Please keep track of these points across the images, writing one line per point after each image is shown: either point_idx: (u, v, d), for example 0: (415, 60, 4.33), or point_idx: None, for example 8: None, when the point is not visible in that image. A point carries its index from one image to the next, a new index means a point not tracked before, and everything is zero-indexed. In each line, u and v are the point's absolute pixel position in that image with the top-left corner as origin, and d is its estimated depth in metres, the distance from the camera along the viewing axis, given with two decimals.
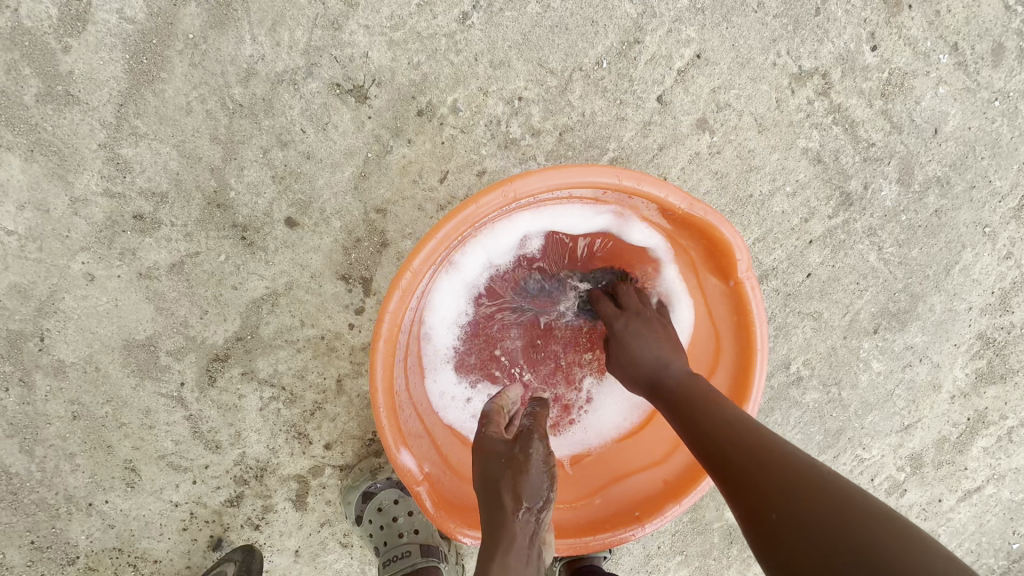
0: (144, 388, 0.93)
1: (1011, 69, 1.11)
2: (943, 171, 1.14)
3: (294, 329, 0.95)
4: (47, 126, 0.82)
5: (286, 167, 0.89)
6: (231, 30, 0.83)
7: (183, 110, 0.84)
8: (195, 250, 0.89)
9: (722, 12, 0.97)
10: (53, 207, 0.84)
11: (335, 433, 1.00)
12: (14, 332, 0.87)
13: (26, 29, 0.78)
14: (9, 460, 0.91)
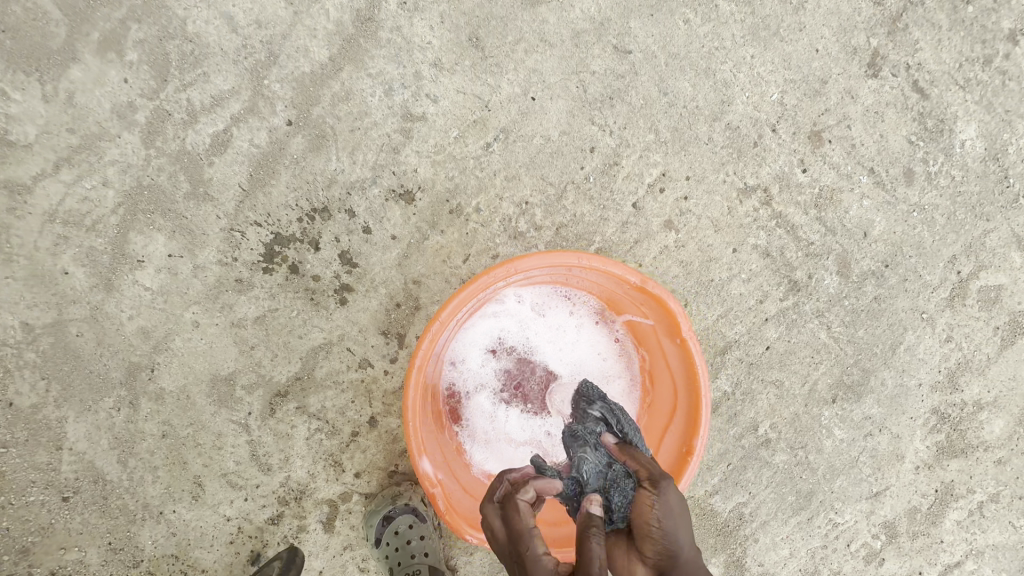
0: (219, 415, 1.17)
1: (922, 187, 1.39)
2: (877, 266, 1.38)
3: (342, 372, 1.19)
4: (187, 214, 1.14)
5: (350, 248, 1.19)
6: (323, 153, 1.18)
7: (282, 206, 1.17)
8: (276, 307, 1.17)
9: (681, 143, 1.29)
10: (180, 271, 1.14)
11: (364, 463, 1.20)
12: (133, 363, 1.14)
13: (187, 150, 1.14)
14: (107, 468, 1.13)
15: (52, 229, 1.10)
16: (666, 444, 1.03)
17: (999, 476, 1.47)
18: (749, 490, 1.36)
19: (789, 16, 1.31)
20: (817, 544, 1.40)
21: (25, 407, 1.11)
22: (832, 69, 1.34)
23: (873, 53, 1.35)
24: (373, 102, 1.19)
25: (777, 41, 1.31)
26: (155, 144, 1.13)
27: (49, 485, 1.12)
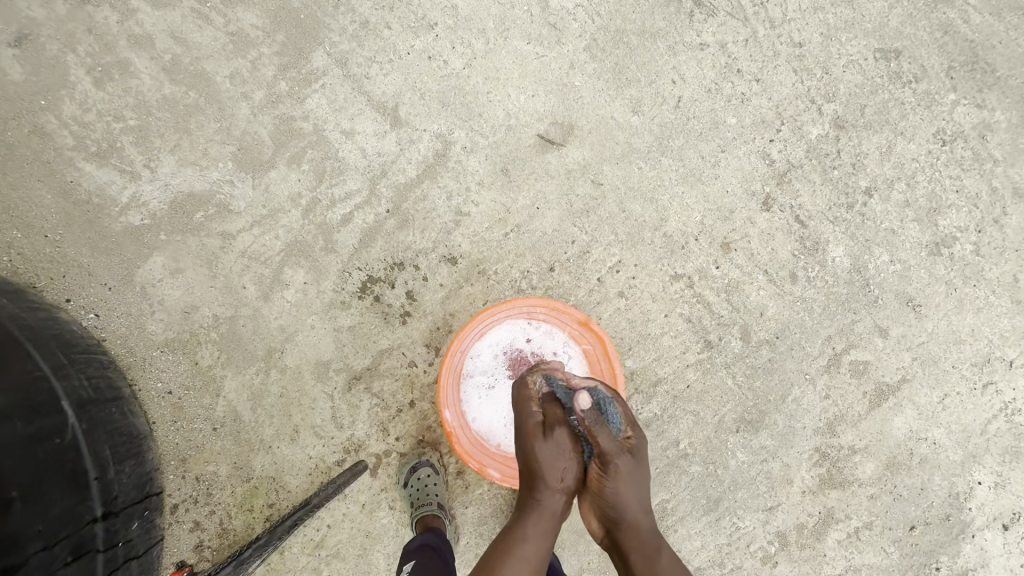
0: (317, 386, 1.81)
1: (803, 286, 2.02)
2: (770, 337, 1.98)
3: (397, 367, 1.84)
4: (318, 258, 1.86)
5: (413, 288, 1.88)
6: (404, 228, 1.90)
7: (376, 258, 1.88)
8: (362, 320, 1.85)
9: (633, 242, 1.97)
10: (309, 292, 1.85)
11: (403, 430, 1.81)
12: (270, 346, 1.81)
13: (325, 220, 1.88)
14: (244, 412, 1.78)
15: (241, 261, 1.84)
16: None
17: (871, 508, 1.94)
18: (671, 489, 1.88)
19: (708, 169, 2.04)
20: (723, 540, 1.88)
21: (204, 367, 1.78)
22: (738, 204, 2.03)
23: (767, 196, 2.05)
24: (439, 201, 1.93)
25: (700, 184, 2.03)
26: (308, 216, 1.88)
27: (208, 419, 1.76)
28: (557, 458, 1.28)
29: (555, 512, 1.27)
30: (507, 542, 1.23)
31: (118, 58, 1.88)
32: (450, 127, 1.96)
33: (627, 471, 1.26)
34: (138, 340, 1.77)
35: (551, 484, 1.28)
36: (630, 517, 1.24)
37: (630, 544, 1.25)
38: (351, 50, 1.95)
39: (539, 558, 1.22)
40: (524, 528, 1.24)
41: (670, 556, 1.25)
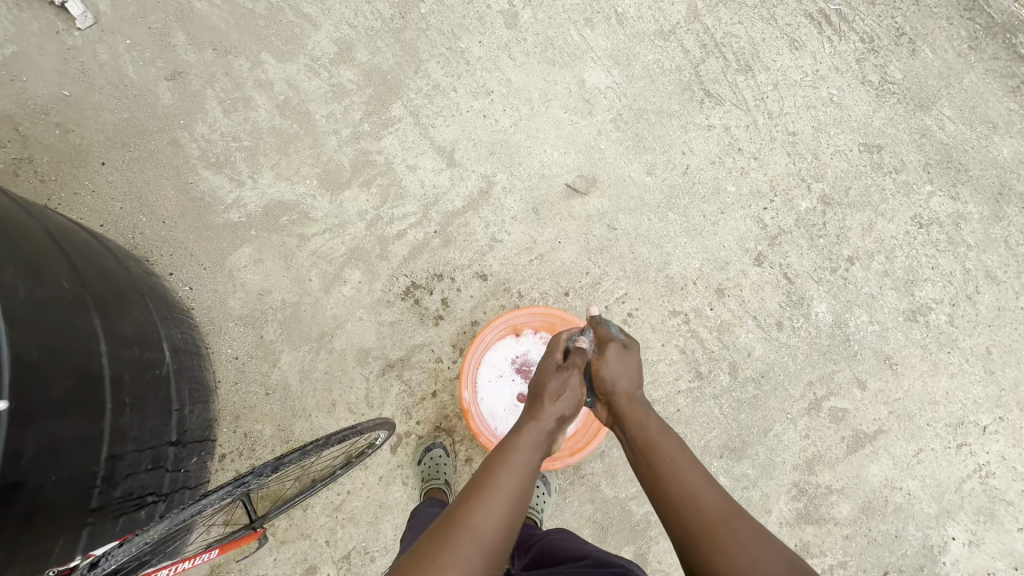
0: (356, 369, 2.12)
1: (789, 333, 2.28)
2: (756, 375, 2.23)
3: (426, 361, 2.14)
4: (373, 263, 2.24)
5: (448, 296, 2.22)
6: (447, 246, 2.28)
7: (420, 268, 2.25)
8: (402, 318, 2.18)
9: (639, 279, 2.30)
10: (361, 289, 2.21)
11: (424, 416, 2.08)
12: (323, 330, 2.15)
13: (383, 233, 2.28)
14: (293, 383, 2.10)
15: (311, 258, 2.23)
16: (593, 428, 1.95)
17: (846, 548, 2.12)
18: None
19: (708, 226, 2.39)
20: None
21: (267, 341, 2.13)
22: (733, 257, 2.35)
23: (759, 253, 2.37)
24: (479, 227, 2.31)
25: (701, 237, 2.37)
26: (370, 228, 2.28)
27: (263, 384, 2.10)
28: (563, 386, 1.41)
29: (549, 429, 1.34)
30: (501, 456, 1.28)
31: (243, 94, 2.40)
32: (494, 171, 2.38)
33: (621, 356, 1.47)
34: (219, 313, 2.15)
35: (554, 408, 1.38)
36: (620, 387, 1.42)
37: (624, 415, 1.39)
38: (423, 105, 2.44)
39: (532, 467, 1.27)
40: (519, 442, 1.30)
41: (660, 419, 1.37)
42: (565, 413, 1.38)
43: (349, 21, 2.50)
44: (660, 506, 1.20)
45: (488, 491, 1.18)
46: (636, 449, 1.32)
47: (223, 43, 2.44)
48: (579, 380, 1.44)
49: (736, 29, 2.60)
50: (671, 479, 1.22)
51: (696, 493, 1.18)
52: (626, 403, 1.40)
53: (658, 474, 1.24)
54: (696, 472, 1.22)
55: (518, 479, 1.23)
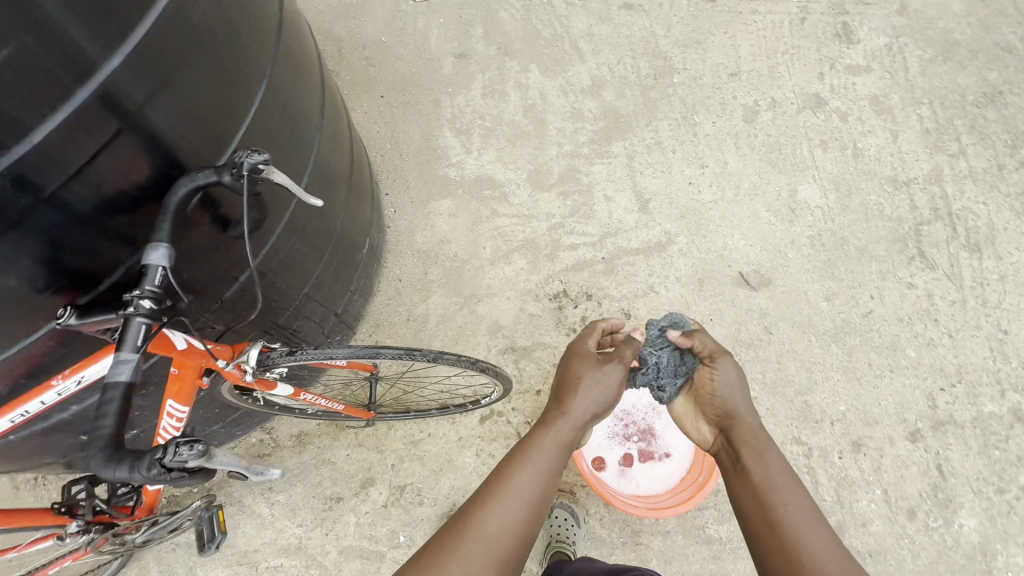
0: (485, 338, 2.31)
1: (920, 527, 2.02)
2: (862, 549, 2.00)
3: (545, 360, 2.26)
4: (539, 259, 2.44)
5: (589, 317, 2.34)
6: (608, 274, 2.41)
7: (575, 282, 2.40)
8: (543, 315, 2.34)
9: (775, 390, 2.21)
10: (520, 275, 2.41)
11: (520, 406, 2.18)
12: (475, 293, 2.38)
13: (560, 239, 2.49)
14: (431, 323, 2.34)
15: (493, 231, 2.50)
16: (677, 499, 1.91)
17: None
18: None
19: (870, 376, 2.24)
20: None
21: (428, 279, 2.41)
22: (885, 419, 2.17)
23: (916, 429, 2.15)
24: (643, 271, 2.42)
25: (857, 383, 2.23)
26: (551, 229, 2.51)
27: (408, 310, 2.36)
28: (598, 384, 1.34)
29: (576, 427, 1.29)
30: (523, 453, 1.22)
31: (503, 88, 2.84)
32: (678, 231, 2.50)
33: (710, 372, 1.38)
34: (404, 240, 2.48)
35: (586, 404, 1.31)
36: (739, 412, 1.34)
37: (745, 451, 1.25)
38: (640, 153, 2.68)
39: (551, 472, 1.21)
40: (543, 440, 1.25)
41: (779, 456, 1.23)
42: (599, 412, 1.32)
43: (610, 66, 2.91)
44: (770, 563, 1.09)
45: (513, 483, 1.16)
46: (750, 481, 1.20)
47: (507, 47, 2.94)
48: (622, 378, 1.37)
49: (978, 207, 2.49)
50: (786, 532, 1.10)
51: (818, 559, 1.05)
52: (740, 432, 1.31)
53: (772, 521, 1.12)
54: (816, 529, 1.10)
55: (534, 481, 1.18)
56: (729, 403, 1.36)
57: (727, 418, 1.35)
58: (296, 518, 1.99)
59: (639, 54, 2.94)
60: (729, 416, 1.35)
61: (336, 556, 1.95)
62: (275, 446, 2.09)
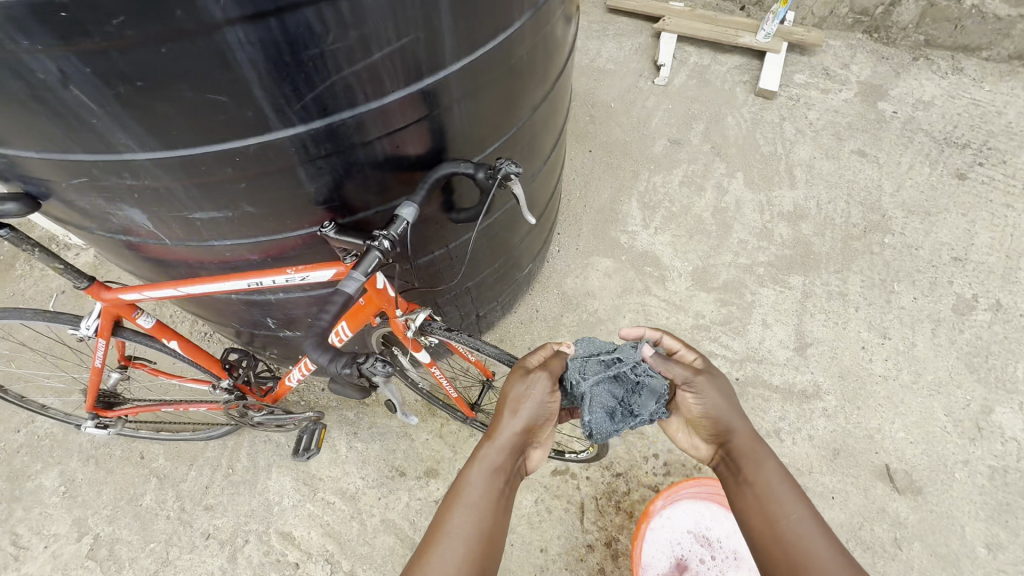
0: None
1: None
2: None
3: (637, 447, 2.17)
4: None
5: None
6: (735, 396, 2.28)
7: None
8: None
9: None
10: None
11: (595, 478, 2.11)
12: None
13: (701, 341, 2.43)
14: None
15: (638, 306, 2.53)
16: None
17: None
18: None
19: None
20: None
21: (561, 321, 2.50)
22: None
23: None
24: (774, 411, 2.25)
25: None
26: (695, 328, 2.46)
27: (531, 340, 2.46)
28: (525, 400, 1.24)
29: (507, 446, 1.22)
30: (461, 487, 1.18)
31: (702, 183, 2.91)
32: (830, 389, 2.29)
33: (698, 398, 1.25)
34: (556, 278, 2.62)
35: (514, 420, 1.23)
36: (735, 429, 1.24)
37: (743, 460, 1.22)
38: (819, 295, 2.54)
39: (494, 501, 1.17)
40: (476, 469, 1.19)
41: (777, 464, 1.20)
42: (531, 426, 1.24)
43: (819, 202, 2.83)
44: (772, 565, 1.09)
45: (451, 520, 1.13)
46: (748, 490, 1.18)
47: (722, 150, 3.03)
48: (549, 389, 1.26)
49: None
50: (788, 541, 1.09)
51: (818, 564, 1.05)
52: (739, 447, 1.23)
53: (776, 530, 1.11)
54: (812, 537, 1.09)
55: (474, 520, 1.14)
56: (725, 417, 1.25)
57: (721, 426, 1.25)
58: (363, 470, 2.14)
59: (855, 202, 2.83)
60: (724, 423, 1.25)
61: (377, 523, 2.04)
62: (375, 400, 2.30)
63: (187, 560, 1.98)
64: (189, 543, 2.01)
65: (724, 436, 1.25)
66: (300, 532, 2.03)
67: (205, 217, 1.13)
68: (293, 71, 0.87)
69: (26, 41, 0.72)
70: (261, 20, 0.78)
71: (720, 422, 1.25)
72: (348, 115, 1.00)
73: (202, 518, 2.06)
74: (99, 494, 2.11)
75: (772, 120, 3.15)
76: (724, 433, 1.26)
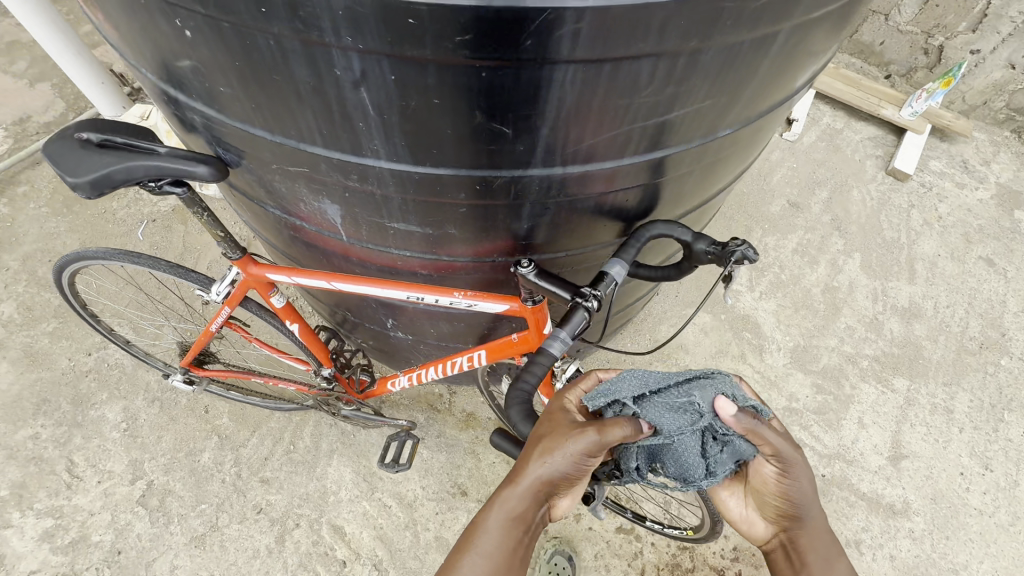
0: None
1: None
2: None
3: None
4: None
5: None
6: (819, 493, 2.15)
7: None
8: None
9: None
10: None
11: (660, 546, 2.01)
12: None
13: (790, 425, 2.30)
14: None
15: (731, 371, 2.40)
16: None
17: None
18: None
19: None
20: None
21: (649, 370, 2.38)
22: None
23: None
24: (857, 520, 2.11)
25: None
26: (786, 409, 2.33)
27: None
28: (557, 450, 0.90)
29: (531, 500, 0.92)
30: (471, 529, 0.93)
31: (816, 255, 2.75)
32: (920, 510, 2.15)
33: (792, 475, 0.98)
34: (649, 322, 2.50)
35: (540, 468, 0.91)
36: (809, 515, 1.03)
37: (807, 551, 1.03)
38: (922, 406, 2.38)
39: (508, 554, 0.91)
40: (490, 514, 0.92)
41: (844, 556, 1.03)
42: (559, 481, 0.91)
43: (937, 304, 2.66)
44: None
45: (454, 569, 0.90)
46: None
47: (843, 225, 2.86)
48: (598, 444, 0.89)
49: None
50: None
51: None
52: (807, 533, 1.04)
53: None
54: None
55: (479, 574, 0.90)
56: (801, 502, 1.02)
57: (792, 509, 1.03)
58: (424, 480, 2.05)
59: (975, 313, 2.65)
60: (797, 507, 1.03)
61: (430, 539, 1.95)
62: (447, 409, 2.22)
63: (235, 531, 1.91)
64: (240, 514, 1.94)
65: (793, 520, 1.04)
66: (352, 529, 1.94)
67: (401, 227, 1.03)
68: (591, 116, 0.76)
69: (348, 38, 0.63)
70: (598, 63, 0.67)
71: (792, 507, 1.03)
72: (607, 165, 0.88)
73: (257, 490, 1.99)
74: (159, 440, 2.06)
75: (899, 204, 2.97)
76: (793, 516, 1.04)
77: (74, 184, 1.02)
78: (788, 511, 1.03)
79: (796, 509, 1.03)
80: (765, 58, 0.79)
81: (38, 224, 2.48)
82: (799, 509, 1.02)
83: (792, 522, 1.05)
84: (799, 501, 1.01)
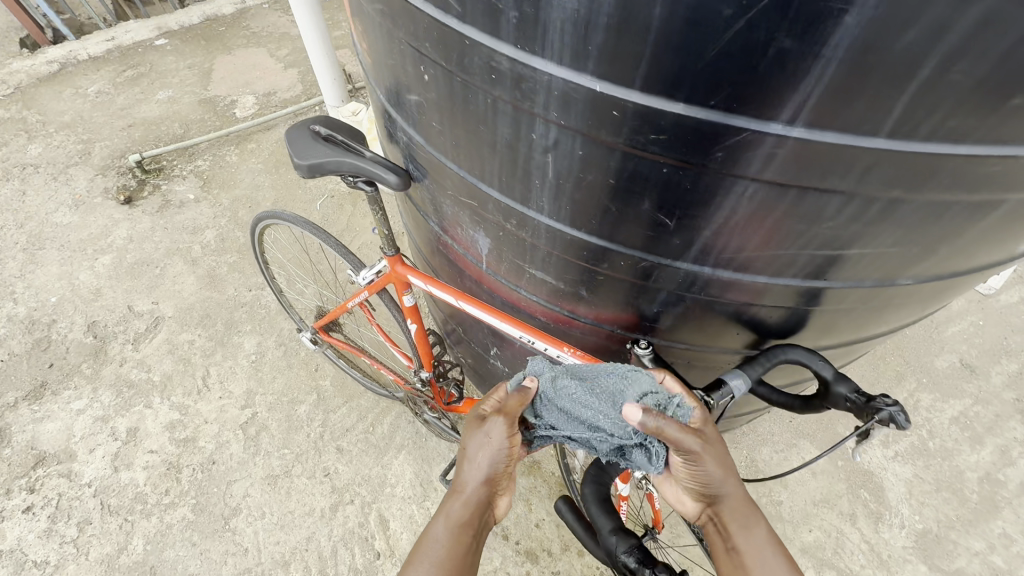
0: None
1: None
2: None
3: None
4: None
5: None
6: None
7: None
8: None
9: None
10: None
11: None
12: None
13: None
14: None
15: (834, 528, 2.07)
16: None
17: None
18: None
19: None
20: None
21: None
22: None
23: None
24: None
25: None
26: None
27: None
28: (482, 451, 0.92)
29: (471, 504, 0.93)
30: (420, 545, 0.94)
31: (982, 434, 2.29)
32: None
33: (702, 460, 0.87)
34: (751, 438, 2.27)
35: (471, 473, 0.93)
36: (730, 492, 0.91)
37: (733, 527, 0.92)
38: None
39: (459, 561, 0.92)
40: (434, 527, 0.94)
41: (768, 528, 0.93)
42: (490, 478, 0.93)
43: None
44: None
45: None
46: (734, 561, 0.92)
47: None
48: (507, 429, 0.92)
49: None
50: None
51: None
52: (730, 509, 0.93)
53: None
54: None
55: None
56: (720, 481, 0.90)
57: (711, 491, 0.91)
58: None
59: None
60: (717, 487, 0.91)
61: None
62: None
63: (302, 484, 2.09)
64: (310, 470, 2.12)
65: (715, 500, 0.92)
66: (395, 526, 2.01)
67: (538, 275, 1.09)
68: (761, 231, 0.74)
69: (554, 114, 0.70)
70: (785, 187, 0.66)
71: (712, 488, 0.91)
72: (761, 279, 0.85)
73: (331, 455, 2.16)
74: (273, 380, 2.35)
75: None
76: (712, 496, 0.92)
77: (297, 163, 1.24)
78: (707, 490, 0.92)
79: (716, 490, 0.91)
80: (980, 221, 0.72)
81: (252, 176, 3.04)
82: (718, 488, 0.91)
83: (712, 501, 0.93)
84: (717, 480, 0.90)
